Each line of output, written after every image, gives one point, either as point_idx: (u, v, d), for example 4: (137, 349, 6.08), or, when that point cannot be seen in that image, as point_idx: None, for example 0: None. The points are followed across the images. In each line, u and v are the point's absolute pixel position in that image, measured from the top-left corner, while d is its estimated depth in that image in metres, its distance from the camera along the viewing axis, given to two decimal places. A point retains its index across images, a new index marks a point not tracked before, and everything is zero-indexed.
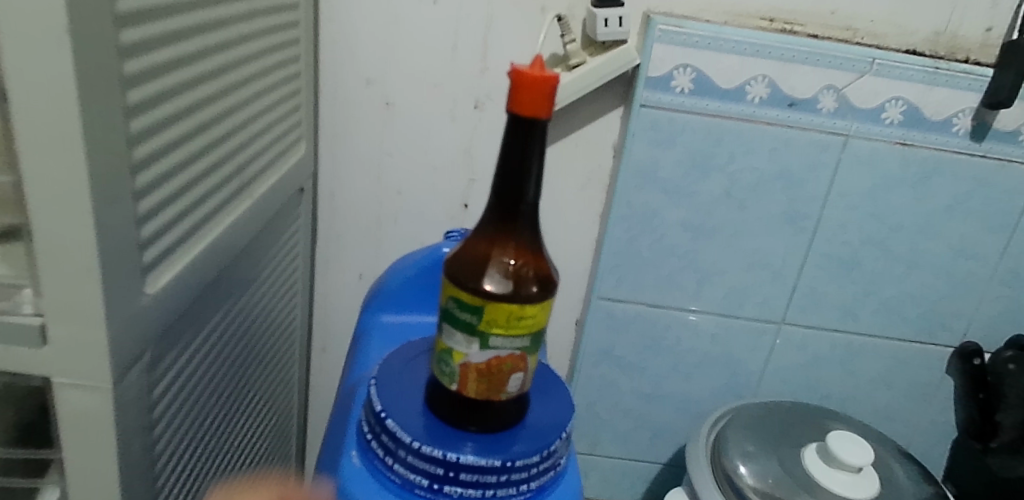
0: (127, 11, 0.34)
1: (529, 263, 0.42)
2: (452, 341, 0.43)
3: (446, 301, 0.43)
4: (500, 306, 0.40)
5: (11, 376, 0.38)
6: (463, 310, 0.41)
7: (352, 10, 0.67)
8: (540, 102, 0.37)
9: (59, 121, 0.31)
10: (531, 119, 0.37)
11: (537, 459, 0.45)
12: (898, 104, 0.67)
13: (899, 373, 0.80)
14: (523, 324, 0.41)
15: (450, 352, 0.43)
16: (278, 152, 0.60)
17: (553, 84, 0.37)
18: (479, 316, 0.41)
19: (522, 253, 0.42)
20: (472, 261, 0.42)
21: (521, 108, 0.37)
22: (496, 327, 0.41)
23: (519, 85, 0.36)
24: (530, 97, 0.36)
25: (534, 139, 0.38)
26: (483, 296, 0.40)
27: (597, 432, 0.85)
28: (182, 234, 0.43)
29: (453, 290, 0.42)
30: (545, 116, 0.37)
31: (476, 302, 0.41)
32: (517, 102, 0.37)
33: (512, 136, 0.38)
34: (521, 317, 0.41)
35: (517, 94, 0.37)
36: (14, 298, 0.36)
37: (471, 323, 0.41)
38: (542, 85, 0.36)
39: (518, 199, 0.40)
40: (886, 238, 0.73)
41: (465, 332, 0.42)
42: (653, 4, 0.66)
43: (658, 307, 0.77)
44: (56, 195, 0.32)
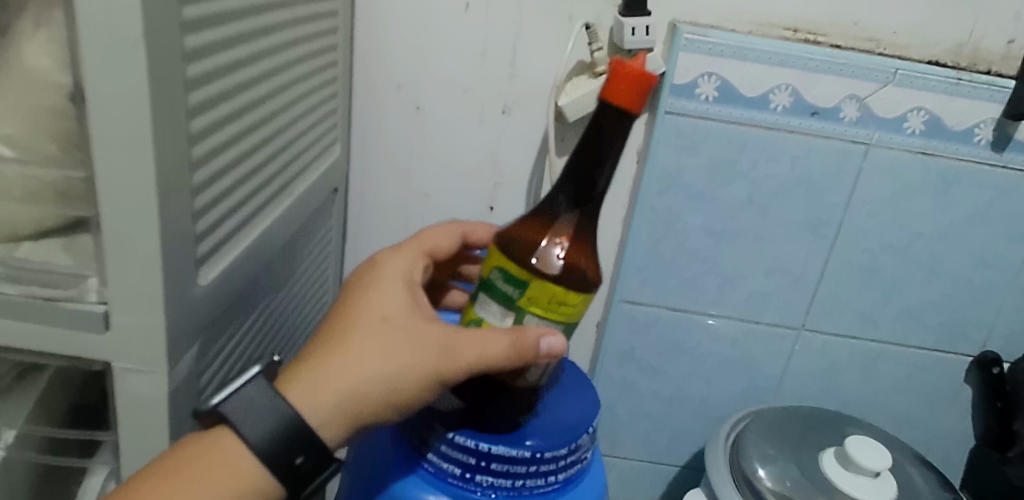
0: (193, 17, 0.36)
1: (578, 255, 0.44)
2: (486, 312, 0.44)
3: (487, 272, 0.44)
4: (545, 286, 0.42)
5: (75, 359, 0.41)
6: (506, 282, 0.43)
7: (386, 16, 0.70)
8: (636, 96, 0.40)
9: (134, 121, 0.33)
10: (624, 109, 0.40)
11: (565, 452, 0.46)
12: (920, 114, 0.68)
13: (918, 380, 0.81)
14: (560, 311, 0.43)
15: (479, 322, 0.45)
16: (316, 153, 0.62)
17: (649, 83, 0.40)
18: (521, 291, 0.42)
19: (573, 240, 0.45)
20: (524, 239, 0.45)
21: (615, 97, 0.40)
22: (535, 306, 0.43)
23: (620, 76, 0.39)
24: (627, 89, 0.39)
25: (621, 128, 0.41)
26: (531, 271, 0.42)
27: (616, 433, 0.86)
28: (232, 230, 0.46)
29: (499, 261, 0.43)
30: (634, 110, 0.40)
31: (522, 276, 0.42)
32: (612, 90, 0.40)
33: (606, 123, 0.41)
34: (562, 303, 0.42)
35: (615, 85, 0.40)
36: (79, 286, 0.39)
37: (511, 297, 0.43)
38: (639, 81, 0.39)
39: (592, 183, 0.43)
40: (906, 246, 0.74)
41: (502, 304, 0.43)
42: (680, 13, 0.67)
43: (679, 311, 0.78)
44: (127, 189, 0.35)
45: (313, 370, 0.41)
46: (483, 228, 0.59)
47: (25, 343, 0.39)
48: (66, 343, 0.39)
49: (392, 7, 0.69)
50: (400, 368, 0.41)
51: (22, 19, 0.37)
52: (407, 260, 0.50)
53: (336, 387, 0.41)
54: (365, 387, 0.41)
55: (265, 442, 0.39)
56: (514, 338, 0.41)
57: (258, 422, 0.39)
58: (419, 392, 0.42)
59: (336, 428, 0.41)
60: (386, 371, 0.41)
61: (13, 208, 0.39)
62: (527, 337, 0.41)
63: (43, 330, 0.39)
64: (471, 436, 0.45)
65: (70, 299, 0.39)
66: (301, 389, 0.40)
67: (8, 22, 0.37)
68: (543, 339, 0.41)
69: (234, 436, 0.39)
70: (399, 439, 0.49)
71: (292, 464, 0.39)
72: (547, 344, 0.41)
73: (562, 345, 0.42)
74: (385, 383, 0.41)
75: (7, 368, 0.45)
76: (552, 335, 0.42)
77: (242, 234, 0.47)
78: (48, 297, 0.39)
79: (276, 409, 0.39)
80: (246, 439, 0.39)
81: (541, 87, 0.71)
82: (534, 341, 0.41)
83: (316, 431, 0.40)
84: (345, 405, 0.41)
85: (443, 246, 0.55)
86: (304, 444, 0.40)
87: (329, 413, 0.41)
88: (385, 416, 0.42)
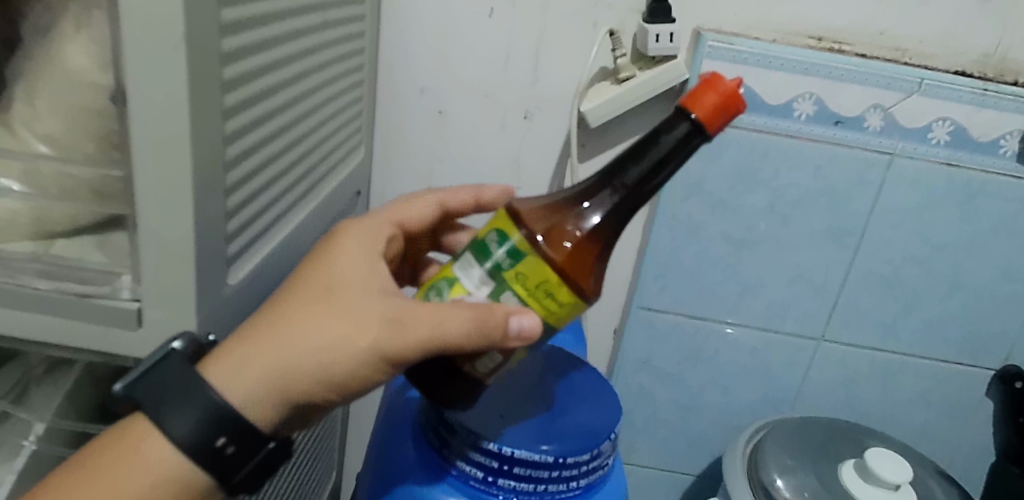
0: (230, 20, 0.37)
1: (586, 252, 0.37)
2: (464, 273, 0.37)
3: (486, 231, 0.37)
4: (540, 266, 0.35)
5: (107, 355, 0.42)
6: (501, 247, 0.36)
7: (411, 20, 0.70)
8: (718, 120, 0.36)
9: (174, 123, 0.34)
10: (701, 131, 0.36)
11: (587, 457, 0.46)
12: (945, 125, 0.67)
13: (939, 393, 0.80)
14: (542, 306, 0.36)
15: (451, 283, 0.38)
16: (341, 156, 0.63)
17: (738, 110, 0.36)
18: (513, 263, 0.36)
19: (589, 236, 0.37)
20: (539, 212, 0.38)
21: (701, 110, 0.35)
22: (519, 285, 0.36)
23: (715, 91, 0.35)
24: (715, 108, 0.35)
25: (689, 148, 0.36)
26: (534, 246, 0.36)
27: (632, 440, 0.86)
28: (260, 230, 0.46)
29: (502, 224, 0.37)
30: (710, 135, 0.36)
31: (521, 247, 0.36)
32: (699, 100, 0.36)
33: (683, 134, 0.36)
34: (550, 291, 0.36)
35: (707, 97, 0.35)
36: (112, 284, 0.39)
37: (499, 265, 0.36)
38: (729, 107, 0.36)
39: (638, 190, 0.37)
40: (929, 257, 0.73)
41: (485, 272, 0.37)
42: (704, 21, 0.67)
43: (698, 319, 0.78)
44: (165, 187, 0.35)
45: (240, 344, 0.37)
46: (465, 192, 0.51)
47: (58, 338, 0.40)
48: (99, 338, 0.40)
49: (418, 11, 0.70)
50: (337, 343, 0.36)
51: (62, 20, 0.38)
52: (375, 230, 0.44)
53: (263, 361, 0.36)
54: (297, 361, 0.36)
55: (185, 424, 0.35)
56: (478, 310, 0.35)
57: (176, 405, 0.36)
58: (364, 368, 0.37)
59: (265, 407, 0.37)
60: (321, 345, 0.36)
61: (49, 205, 0.39)
62: (494, 313, 0.35)
63: (76, 326, 0.40)
64: (494, 440, 0.45)
65: (103, 296, 0.39)
66: (223, 365, 0.37)
67: (50, 24, 0.38)
68: (512, 316, 0.35)
69: (151, 424, 0.36)
70: (422, 442, 0.49)
71: (214, 447, 0.36)
72: (515, 322, 0.35)
73: (536, 324, 0.35)
74: (319, 357, 0.36)
75: (41, 361, 0.48)
76: (525, 313, 0.35)
77: (268, 236, 0.48)
78: (81, 294, 0.39)
79: (195, 390, 0.36)
80: (167, 429, 0.36)
81: (563, 93, 0.71)
82: (501, 319, 0.35)
83: (238, 410, 0.36)
84: (274, 381, 0.37)
85: (414, 218, 0.49)
86: (224, 424, 0.36)
87: (255, 390, 0.36)
88: (326, 395, 0.37)
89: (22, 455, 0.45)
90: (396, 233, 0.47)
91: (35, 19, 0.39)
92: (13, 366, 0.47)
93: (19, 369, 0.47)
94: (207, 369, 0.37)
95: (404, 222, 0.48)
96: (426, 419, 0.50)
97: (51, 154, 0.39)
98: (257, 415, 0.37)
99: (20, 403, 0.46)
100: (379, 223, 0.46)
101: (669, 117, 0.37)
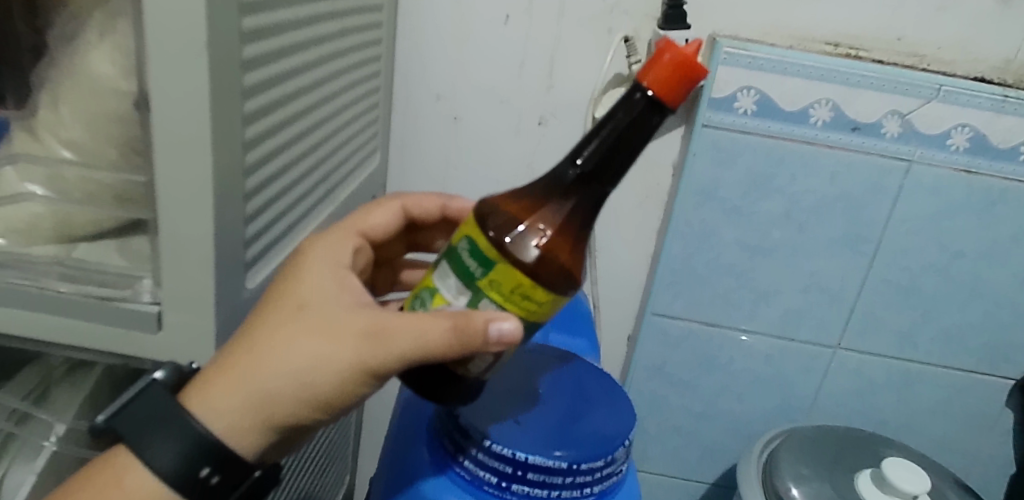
0: (251, 28, 0.37)
1: (560, 249, 0.34)
2: (442, 283, 0.35)
3: (457, 239, 0.34)
4: (513, 272, 0.32)
5: (127, 357, 0.42)
6: (472, 255, 0.33)
7: (427, 27, 0.70)
8: (679, 88, 0.32)
9: (195, 129, 0.34)
10: (662, 100, 0.33)
11: (601, 464, 0.46)
12: (964, 131, 0.67)
13: (958, 403, 0.79)
14: (523, 308, 0.33)
15: (433, 294, 0.35)
16: (357, 162, 0.63)
17: (699, 76, 0.33)
18: (484, 271, 0.33)
19: (561, 230, 0.34)
20: (507, 211, 0.34)
21: (655, 80, 0.32)
22: (496, 292, 0.33)
23: (668, 57, 0.32)
24: (671, 73, 0.32)
25: (651, 121, 0.33)
26: (502, 251, 0.32)
27: (645, 447, 0.85)
28: (278, 235, 0.47)
29: (470, 230, 0.34)
30: (671, 102, 0.33)
31: (490, 254, 0.32)
32: (651, 70, 0.33)
33: (638, 107, 0.33)
34: (528, 295, 0.33)
35: (659, 64, 0.32)
36: (134, 287, 0.40)
37: (472, 274, 0.33)
38: (691, 74, 0.32)
39: (600, 173, 0.34)
40: (947, 265, 0.73)
41: (461, 281, 0.34)
42: (719, 27, 0.67)
43: (712, 326, 0.78)
44: (185, 191, 0.36)
45: (216, 372, 0.37)
46: (430, 198, 0.51)
47: (80, 340, 0.41)
48: (119, 340, 0.40)
49: (433, 18, 0.70)
50: (312, 363, 0.35)
51: (86, 29, 0.38)
52: (340, 242, 0.42)
53: (240, 389, 0.36)
54: (274, 386, 0.36)
55: (168, 457, 0.36)
56: (455, 320, 0.32)
57: (156, 437, 0.36)
58: (342, 387, 0.36)
59: (248, 434, 0.37)
60: (297, 368, 0.35)
61: (72, 209, 0.40)
62: (471, 322, 0.32)
63: (97, 328, 0.40)
64: (508, 445, 0.45)
65: (123, 298, 0.39)
66: (202, 395, 0.36)
67: (76, 32, 0.39)
68: (492, 324, 0.32)
69: (131, 453, 0.37)
70: (436, 446, 0.49)
71: (199, 478, 0.36)
72: (495, 330, 0.32)
73: (516, 328, 0.32)
74: (296, 380, 0.35)
75: (61, 362, 0.48)
76: (504, 318, 0.32)
77: (285, 240, 0.48)
78: (102, 297, 0.39)
79: (176, 423, 0.36)
80: (149, 461, 0.36)
81: (578, 99, 0.71)
82: (480, 328, 0.32)
83: (221, 440, 0.36)
84: (252, 408, 0.36)
85: (379, 226, 0.47)
86: (208, 455, 0.36)
87: (234, 419, 0.36)
88: (308, 416, 0.37)
89: (42, 456, 0.46)
90: (362, 244, 0.44)
91: (59, 27, 0.40)
92: (34, 368, 0.48)
93: (39, 371, 0.48)
94: (189, 400, 0.37)
95: (367, 233, 0.47)
96: (439, 423, 0.50)
97: (75, 159, 0.39)
98: (240, 443, 0.37)
99: (42, 403, 0.47)
100: (344, 234, 0.44)
101: (622, 97, 0.34)
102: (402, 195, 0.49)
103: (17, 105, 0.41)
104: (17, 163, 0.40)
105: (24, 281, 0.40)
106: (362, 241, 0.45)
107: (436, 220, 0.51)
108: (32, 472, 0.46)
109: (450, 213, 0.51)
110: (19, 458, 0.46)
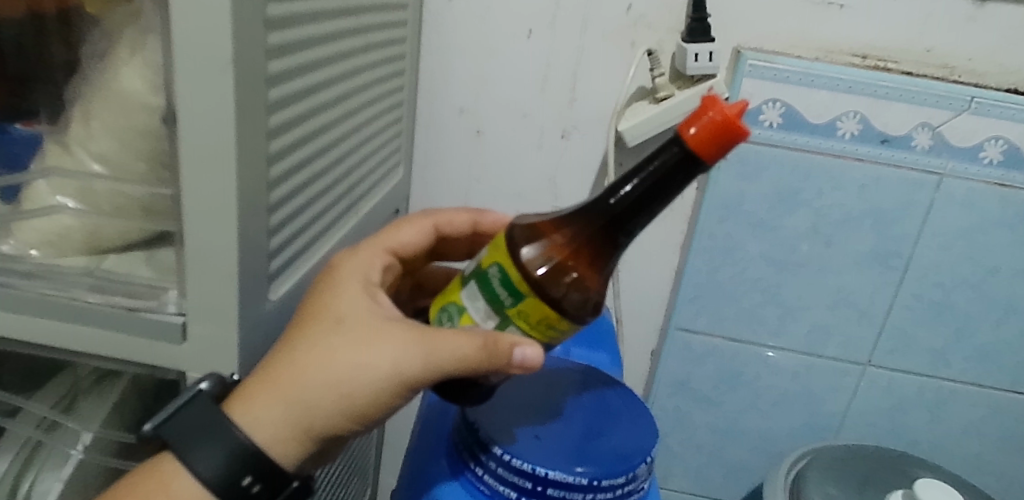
0: (276, 44, 0.38)
1: (583, 287, 0.35)
2: (471, 304, 0.36)
3: (487, 263, 0.35)
4: (543, 305, 0.34)
5: (151, 368, 0.43)
6: (502, 284, 0.34)
7: (451, 43, 0.71)
8: (716, 149, 0.32)
9: (221, 144, 0.35)
10: (697, 160, 0.33)
11: (621, 481, 0.45)
12: (998, 144, 0.65)
13: (993, 423, 0.77)
14: (544, 334, 0.35)
15: (461, 312, 0.37)
16: (381, 175, 0.64)
17: (739, 138, 0.32)
18: (514, 301, 0.34)
19: (590, 266, 0.35)
20: (543, 242, 0.35)
21: (693, 134, 0.32)
22: (523, 320, 0.35)
23: (711, 116, 0.32)
24: (710, 133, 0.32)
25: (683, 179, 0.34)
26: (531, 286, 0.34)
27: (669, 465, 0.84)
28: (301, 247, 0.47)
29: (503, 258, 0.35)
30: (706, 161, 0.33)
31: (521, 287, 0.34)
32: (693, 124, 0.33)
33: (672, 160, 0.33)
34: (552, 324, 0.35)
35: (703, 120, 0.32)
36: (159, 298, 0.41)
37: (501, 302, 0.35)
38: (732, 134, 0.32)
39: (623, 219, 0.35)
40: (981, 281, 0.71)
41: (489, 306, 0.35)
42: (744, 40, 0.66)
43: (737, 342, 0.76)
44: (210, 203, 0.36)
45: (257, 384, 0.37)
46: (461, 213, 0.50)
47: (105, 351, 0.41)
48: (144, 351, 0.41)
49: (457, 33, 0.71)
50: (353, 373, 0.36)
51: (117, 46, 0.39)
52: (368, 258, 0.43)
53: (282, 399, 0.37)
54: (314, 398, 0.36)
55: (211, 464, 0.36)
56: (484, 340, 0.34)
57: (201, 443, 0.37)
58: (381, 397, 0.37)
59: (289, 445, 0.37)
60: (337, 379, 0.36)
61: (101, 221, 0.41)
62: (499, 345, 0.34)
63: (122, 338, 0.41)
64: (528, 461, 0.45)
65: (149, 309, 0.40)
66: (246, 406, 0.37)
67: (107, 49, 0.40)
68: (517, 347, 0.34)
69: (178, 460, 0.37)
70: (455, 457, 0.49)
71: (240, 486, 0.37)
72: (520, 354, 0.34)
73: (538, 353, 0.34)
74: (337, 390, 0.36)
75: (87, 372, 0.49)
76: (528, 343, 0.34)
77: (308, 252, 0.49)
78: (128, 308, 0.40)
79: (219, 431, 0.37)
80: (192, 466, 0.37)
81: (600, 112, 0.71)
82: (506, 351, 0.34)
83: (262, 450, 0.37)
84: (294, 418, 0.37)
85: (410, 243, 0.47)
86: (250, 463, 0.37)
87: (277, 428, 0.37)
88: (347, 426, 0.38)
89: (69, 464, 0.47)
90: (391, 262, 0.45)
91: (91, 45, 0.41)
92: (63, 376, 0.49)
93: (69, 379, 0.49)
94: (230, 410, 0.37)
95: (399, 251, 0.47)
96: (459, 437, 0.49)
97: (104, 172, 0.40)
98: (280, 454, 0.37)
99: (68, 412, 0.48)
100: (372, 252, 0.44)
101: (665, 145, 0.34)
102: (433, 213, 0.49)
103: (52, 121, 0.43)
104: (49, 176, 0.41)
105: (54, 292, 0.41)
106: (390, 257, 0.45)
107: (465, 235, 0.50)
108: (59, 479, 0.47)
109: (480, 229, 0.50)
110: (48, 464, 0.48)
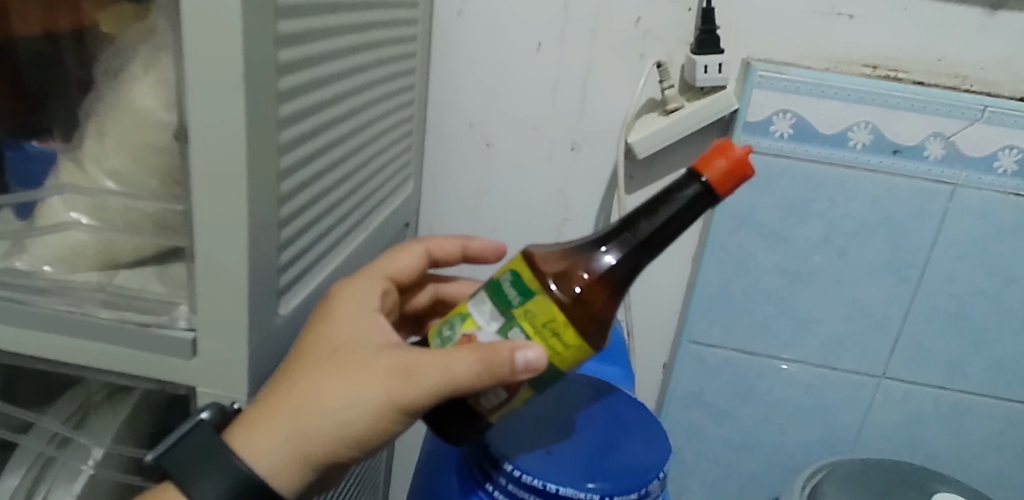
0: (288, 61, 0.38)
1: (592, 300, 0.35)
2: (476, 309, 0.36)
3: (500, 272, 0.36)
4: (550, 306, 0.34)
5: (162, 383, 0.43)
6: (512, 285, 0.35)
7: (460, 56, 0.71)
8: (729, 186, 0.34)
9: (231, 160, 0.35)
10: (711, 195, 0.35)
11: (634, 497, 0.45)
12: (1012, 153, 0.64)
13: (1012, 435, 0.75)
14: (550, 346, 0.34)
15: (463, 318, 0.37)
16: (390, 190, 0.64)
17: (745, 176, 0.34)
18: (522, 300, 0.34)
19: (598, 283, 0.35)
20: (555, 260, 0.36)
21: (711, 172, 0.34)
22: (529, 322, 0.34)
23: (727, 158, 0.34)
24: (726, 173, 0.34)
25: (697, 212, 0.35)
26: (542, 284, 0.34)
27: (683, 479, 0.83)
28: (311, 262, 0.47)
29: (515, 263, 0.36)
30: (719, 199, 0.35)
31: (532, 285, 0.34)
32: (708, 164, 0.34)
33: (690, 195, 0.35)
34: (557, 333, 0.34)
35: (719, 161, 0.34)
36: (170, 313, 0.41)
37: (510, 302, 0.35)
38: (740, 172, 0.34)
39: (637, 252, 0.36)
40: (998, 292, 0.70)
41: (496, 308, 0.35)
42: (754, 51, 0.66)
43: (750, 355, 0.76)
44: (221, 220, 0.37)
45: (259, 412, 0.37)
46: (450, 240, 0.50)
47: (116, 366, 0.41)
48: (154, 366, 0.41)
49: (467, 46, 0.71)
50: (348, 401, 0.36)
51: (131, 63, 0.40)
52: (370, 287, 0.43)
53: (281, 428, 0.37)
54: (315, 424, 0.36)
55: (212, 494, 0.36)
56: (481, 352, 0.33)
57: (202, 470, 0.37)
58: (376, 423, 0.36)
59: (285, 472, 0.37)
60: (336, 406, 0.36)
61: (114, 236, 0.42)
62: (498, 352, 0.33)
63: (132, 354, 0.41)
64: (540, 477, 0.45)
65: (160, 324, 0.40)
66: (244, 436, 0.37)
67: (120, 67, 0.40)
68: (518, 353, 0.33)
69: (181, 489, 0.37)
70: (466, 478, 0.48)
71: None
72: (522, 360, 0.33)
73: (541, 357, 0.33)
74: (332, 417, 0.36)
75: (100, 387, 0.49)
76: (529, 347, 0.33)
77: (318, 266, 0.49)
78: (140, 323, 0.40)
79: (219, 460, 0.37)
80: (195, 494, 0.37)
81: (608, 124, 0.71)
82: (506, 356, 0.33)
83: (263, 479, 0.37)
84: (292, 447, 0.37)
85: (406, 269, 0.47)
86: (250, 492, 0.36)
87: (276, 457, 0.37)
88: (345, 453, 0.37)
89: (80, 479, 0.47)
90: (389, 288, 0.45)
91: (105, 63, 0.41)
92: (75, 392, 0.49)
93: (80, 395, 0.49)
94: (232, 441, 0.37)
95: (396, 277, 0.46)
96: (470, 454, 0.49)
97: (117, 189, 0.41)
98: (281, 483, 0.37)
99: (80, 427, 0.48)
100: (371, 279, 0.44)
101: (676, 180, 0.36)
102: (423, 239, 0.49)
103: (65, 138, 0.43)
104: (65, 193, 0.41)
105: (67, 307, 0.41)
106: (388, 284, 0.45)
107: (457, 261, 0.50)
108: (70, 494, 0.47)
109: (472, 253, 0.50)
110: (60, 478, 0.48)
